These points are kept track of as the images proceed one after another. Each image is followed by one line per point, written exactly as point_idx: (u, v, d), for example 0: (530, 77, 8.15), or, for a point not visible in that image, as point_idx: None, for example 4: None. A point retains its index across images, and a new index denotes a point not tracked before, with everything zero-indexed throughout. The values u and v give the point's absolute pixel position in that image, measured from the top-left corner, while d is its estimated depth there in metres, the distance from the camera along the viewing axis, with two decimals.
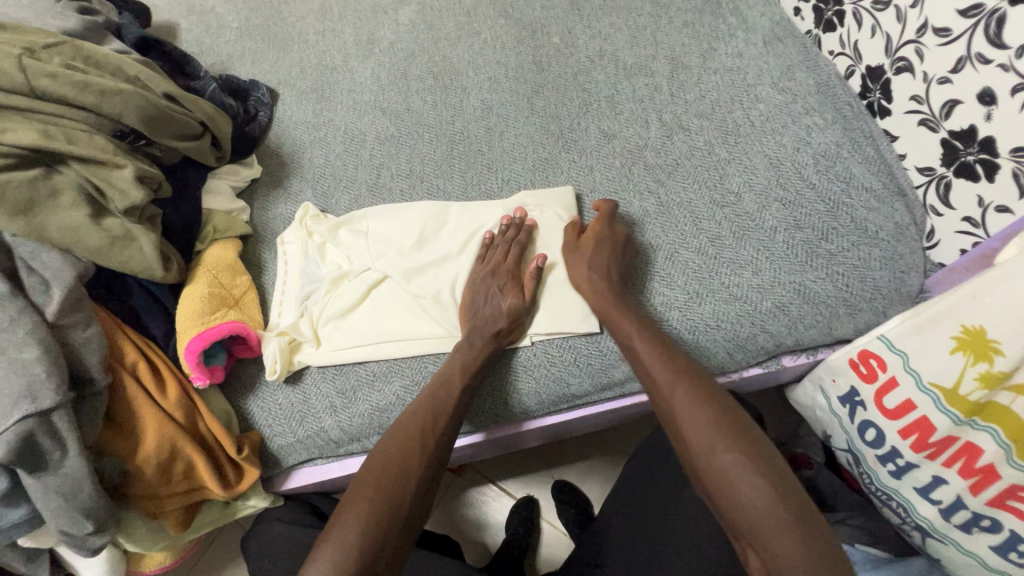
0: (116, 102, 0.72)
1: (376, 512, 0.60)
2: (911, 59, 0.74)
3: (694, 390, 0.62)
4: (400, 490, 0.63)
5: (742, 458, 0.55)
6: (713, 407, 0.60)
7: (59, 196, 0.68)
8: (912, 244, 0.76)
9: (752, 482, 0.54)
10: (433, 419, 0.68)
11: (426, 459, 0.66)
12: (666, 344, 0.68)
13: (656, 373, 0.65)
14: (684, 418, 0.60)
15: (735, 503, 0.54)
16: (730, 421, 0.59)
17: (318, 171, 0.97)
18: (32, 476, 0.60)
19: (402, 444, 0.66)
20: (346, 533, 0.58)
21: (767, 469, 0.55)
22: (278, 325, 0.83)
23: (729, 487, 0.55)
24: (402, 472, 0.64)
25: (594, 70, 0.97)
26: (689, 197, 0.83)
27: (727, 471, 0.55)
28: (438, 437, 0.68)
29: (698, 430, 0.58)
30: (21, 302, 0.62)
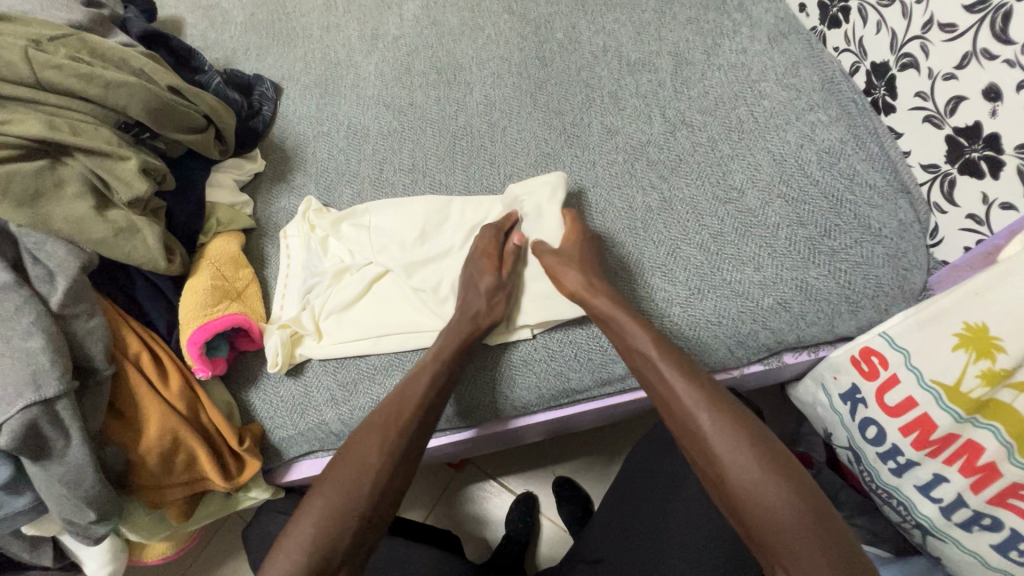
0: (121, 94, 0.73)
1: (330, 507, 0.60)
2: (916, 55, 0.74)
3: (719, 407, 0.61)
4: (356, 485, 0.62)
5: (775, 477, 0.56)
6: (739, 424, 0.59)
7: (63, 187, 0.68)
8: (915, 242, 0.76)
9: (787, 501, 0.54)
10: (398, 411, 0.68)
11: (386, 451, 0.64)
12: (681, 358, 0.66)
13: (676, 390, 0.63)
14: (710, 436, 0.59)
15: (772, 524, 0.54)
16: (759, 437, 0.59)
17: (322, 165, 0.97)
18: (36, 464, 0.61)
19: (364, 437, 0.66)
20: (300, 533, 0.59)
21: (797, 486, 0.55)
22: (280, 318, 0.83)
23: (762, 505, 0.55)
24: (359, 467, 0.63)
25: (598, 65, 0.97)
26: (692, 193, 0.83)
27: (762, 490, 0.55)
28: (400, 426, 0.66)
29: (731, 450, 0.58)
30: (26, 291, 0.63)
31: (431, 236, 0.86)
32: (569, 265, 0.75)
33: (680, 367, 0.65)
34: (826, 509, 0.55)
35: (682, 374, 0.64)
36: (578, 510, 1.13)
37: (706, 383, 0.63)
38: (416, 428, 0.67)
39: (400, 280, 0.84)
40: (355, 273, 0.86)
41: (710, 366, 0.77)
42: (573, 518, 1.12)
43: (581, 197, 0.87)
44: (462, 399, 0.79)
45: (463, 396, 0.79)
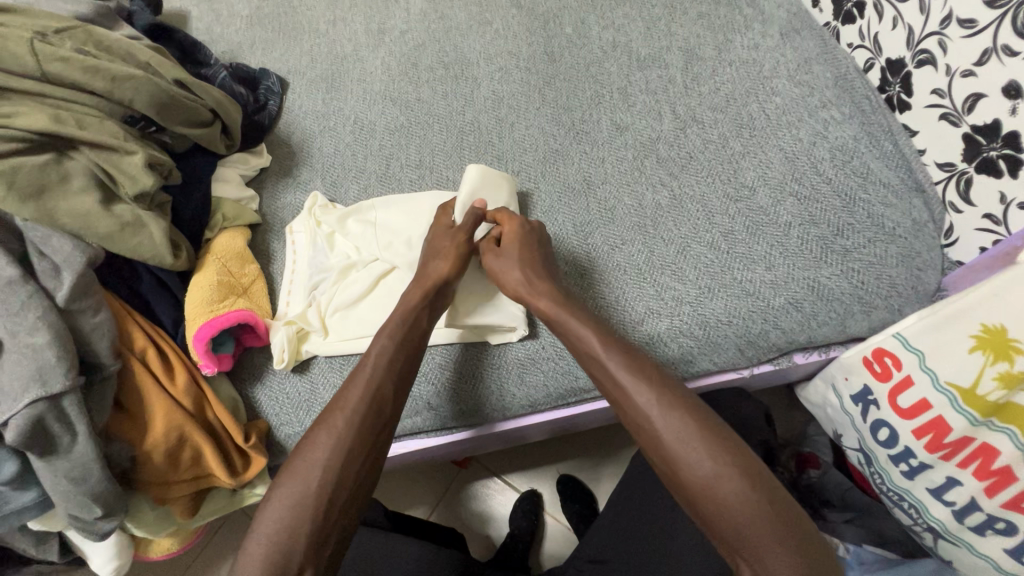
0: (127, 87, 0.73)
1: (283, 508, 0.56)
2: (934, 52, 0.73)
3: (669, 400, 0.57)
4: (305, 483, 0.57)
5: (730, 470, 0.53)
6: (691, 416, 0.56)
7: (69, 181, 0.68)
8: (930, 241, 0.75)
9: (744, 495, 0.52)
10: (347, 400, 0.63)
11: (334, 443, 0.59)
12: (628, 351, 0.62)
13: (625, 387, 0.59)
14: (662, 433, 0.56)
15: (732, 521, 0.52)
16: (711, 427, 0.56)
17: (328, 161, 0.97)
18: (43, 460, 0.60)
19: (314, 432, 0.61)
20: (256, 542, 0.55)
21: (754, 476, 0.53)
22: (286, 314, 0.83)
23: (721, 502, 0.52)
24: (308, 464, 0.58)
25: (607, 61, 0.96)
26: (703, 191, 0.82)
27: (718, 486, 0.52)
28: (348, 416, 0.61)
29: (684, 446, 0.54)
30: (32, 286, 0.62)
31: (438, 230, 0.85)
32: (512, 266, 0.73)
33: (629, 364, 0.60)
34: (781, 495, 0.53)
35: (630, 369, 0.60)
36: (582, 508, 1.13)
37: (654, 376, 0.59)
38: (368, 415, 0.62)
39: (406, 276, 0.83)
40: (361, 269, 0.85)
41: (718, 365, 0.77)
42: (577, 517, 1.12)
43: (588, 193, 0.86)
44: (468, 398, 0.78)
45: (468, 394, 0.78)
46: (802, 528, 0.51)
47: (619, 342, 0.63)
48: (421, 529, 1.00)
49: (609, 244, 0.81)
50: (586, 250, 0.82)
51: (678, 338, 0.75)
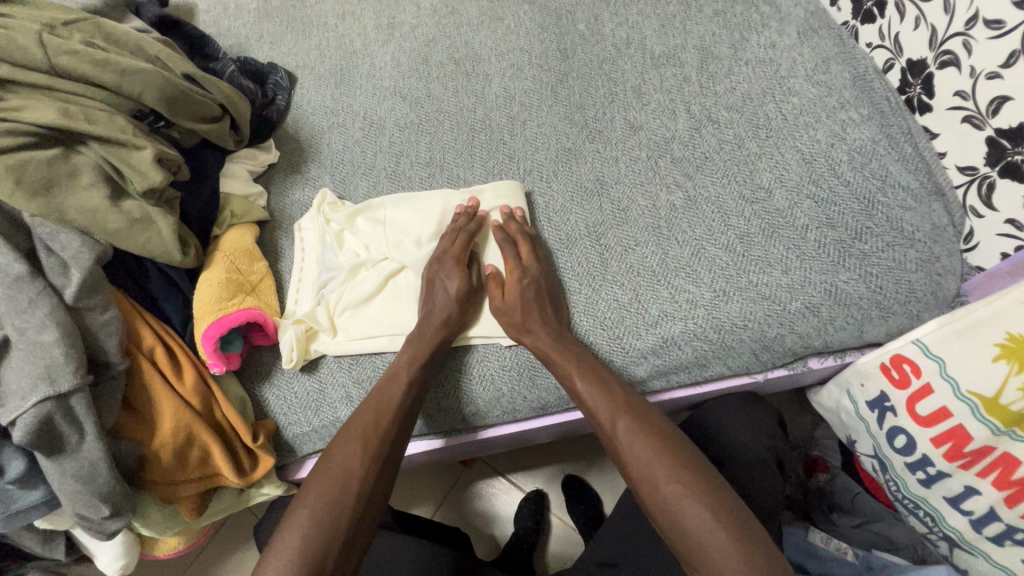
0: (136, 81, 0.71)
1: (319, 513, 0.59)
2: (958, 52, 0.71)
3: (637, 425, 0.64)
4: (342, 495, 0.60)
5: (689, 488, 0.58)
6: (658, 440, 0.62)
7: (78, 176, 0.67)
8: (949, 246, 0.74)
9: (701, 511, 0.56)
10: (377, 420, 0.67)
11: (368, 459, 0.63)
12: (607, 380, 0.68)
13: (598, 412, 0.66)
14: (629, 454, 0.63)
15: (691, 535, 0.56)
16: (676, 450, 0.62)
17: (337, 157, 0.96)
18: (51, 460, 0.60)
19: (347, 443, 0.65)
20: (287, 545, 0.57)
21: (713, 495, 0.58)
22: (295, 312, 0.82)
23: (681, 518, 0.57)
24: (346, 476, 0.62)
25: (621, 59, 0.94)
26: (718, 191, 0.81)
27: (679, 512, 0.57)
28: (382, 434, 0.66)
29: (648, 466, 0.61)
30: (40, 283, 0.61)
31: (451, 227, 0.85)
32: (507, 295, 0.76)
33: (610, 400, 0.66)
34: (745, 524, 0.56)
35: (604, 396, 0.67)
36: (588, 509, 1.12)
37: (627, 404, 0.66)
38: (399, 437, 0.67)
39: (416, 276, 0.83)
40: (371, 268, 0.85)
41: (731, 369, 0.76)
42: (583, 518, 1.11)
43: (602, 193, 0.85)
44: (478, 399, 0.77)
45: (479, 395, 0.77)
46: (761, 543, 0.55)
47: (599, 370, 0.69)
48: (424, 526, 0.99)
49: (620, 245, 0.80)
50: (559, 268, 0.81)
51: (692, 341, 0.74)
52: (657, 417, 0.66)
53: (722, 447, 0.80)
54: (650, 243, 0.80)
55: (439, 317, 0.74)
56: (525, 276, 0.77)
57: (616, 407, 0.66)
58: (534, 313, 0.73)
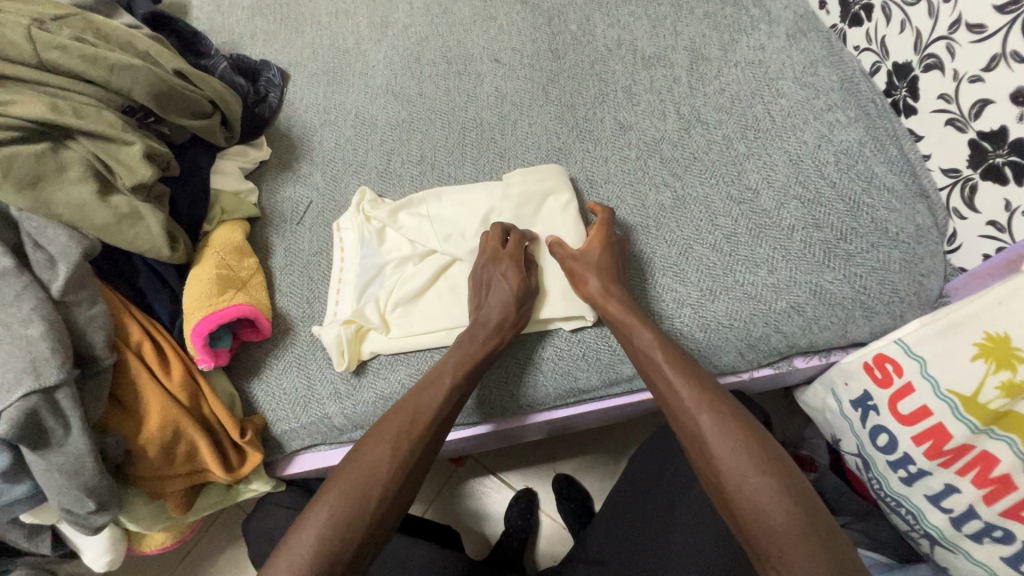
0: (125, 76, 0.71)
1: (342, 513, 0.58)
2: (942, 56, 0.72)
3: (720, 414, 0.60)
4: (365, 500, 0.59)
5: (775, 483, 0.55)
6: (743, 431, 0.59)
7: (66, 171, 0.67)
8: (932, 248, 0.74)
9: (786, 507, 0.54)
10: (414, 425, 0.65)
11: (397, 463, 0.62)
12: (688, 361, 0.66)
13: (679, 390, 0.63)
14: (710, 437, 0.59)
15: (773, 532, 0.53)
16: (756, 438, 0.58)
17: (328, 155, 0.96)
18: (36, 453, 0.60)
19: (379, 443, 0.63)
20: (303, 542, 0.56)
21: (797, 492, 0.55)
22: (341, 313, 0.81)
23: (762, 512, 0.54)
24: (373, 477, 0.61)
25: (612, 59, 0.95)
26: (705, 191, 0.81)
27: (760, 498, 0.55)
28: (417, 438, 0.65)
29: (729, 450, 0.58)
30: (27, 277, 0.61)
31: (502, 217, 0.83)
32: (589, 275, 0.73)
33: (694, 380, 0.63)
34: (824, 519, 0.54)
35: (685, 381, 0.63)
36: (578, 507, 1.12)
37: (707, 392, 0.62)
38: (430, 443, 0.66)
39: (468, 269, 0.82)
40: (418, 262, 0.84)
41: (719, 367, 0.76)
42: (572, 516, 1.12)
43: (606, 188, 0.85)
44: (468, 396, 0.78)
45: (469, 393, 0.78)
46: (842, 547, 0.52)
47: (680, 357, 0.66)
48: (419, 526, 0.98)
49: (644, 235, 0.81)
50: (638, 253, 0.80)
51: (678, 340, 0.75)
52: (736, 405, 0.62)
53: None
54: (697, 232, 0.79)
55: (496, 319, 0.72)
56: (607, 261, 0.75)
57: (699, 388, 0.63)
58: (615, 291, 0.72)
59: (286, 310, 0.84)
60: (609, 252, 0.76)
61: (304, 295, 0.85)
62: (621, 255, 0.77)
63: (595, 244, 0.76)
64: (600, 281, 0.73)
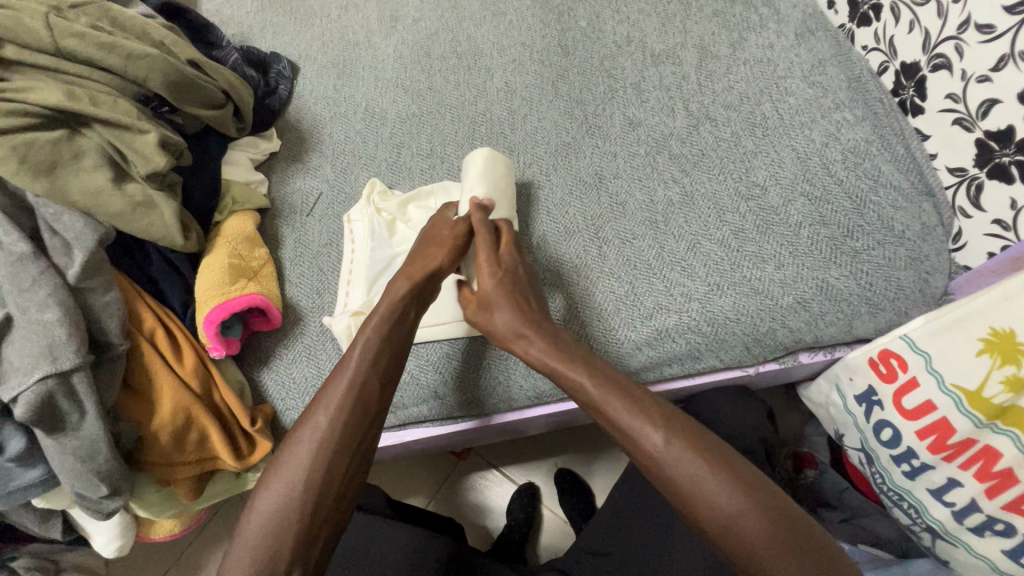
0: (141, 65, 0.72)
1: (268, 530, 0.54)
2: (950, 56, 0.73)
3: (672, 436, 0.56)
4: (288, 502, 0.55)
5: (751, 504, 0.52)
6: (702, 453, 0.55)
7: (82, 158, 0.67)
8: (938, 245, 0.75)
9: (765, 528, 0.51)
10: (325, 406, 0.59)
11: (314, 460, 0.57)
12: (627, 387, 0.60)
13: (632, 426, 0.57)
14: (675, 472, 0.54)
15: (753, 557, 0.51)
16: (720, 456, 0.55)
17: (338, 147, 0.96)
18: (51, 437, 0.60)
19: (293, 436, 0.59)
20: (240, 557, 0.53)
21: (760, 496, 0.52)
22: (350, 306, 0.81)
23: (736, 537, 0.51)
24: (292, 474, 0.56)
25: (621, 56, 0.95)
26: (713, 188, 0.82)
27: (741, 524, 0.51)
28: (331, 417, 0.59)
29: (698, 480, 0.53)
30: (44, 263, 0.62)
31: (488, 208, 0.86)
32: (494, 310, 0.69)
33: (640, 409, 0.58)
34: (799, 522, 0.52)
35: (626, 407, 0.58)
36: (580, 501, 1.13)
37: (654, 413, 0.57)
38: (349, 420, 0.59)
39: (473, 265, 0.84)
40: None
41: (724, 361, 0.78)
42: (574, 510, 1.13)
43: (556, 208, 0.86)
44: (477, 389, 0.79)
45: (478, 384, 0.79)
46: (817, 549, 0.51)
47: (613, 380, 0.61)
48: (424, 516, 0.99)
49: (558, 258, 0.82)
50: (548, 280, 0.81)
51: (686, 333, 0.75)
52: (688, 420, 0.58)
53: None
54: (699, 228, 0.80)
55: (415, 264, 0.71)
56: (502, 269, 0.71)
57: (649, 416, 0.57)
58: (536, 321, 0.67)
59: (296, 300, 0.85)
60: (498, 253, 0.73)
61: (314, 286, 0.85)
62: (521, 266, 0.74)
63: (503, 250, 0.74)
64: (507, 314, 0.68)
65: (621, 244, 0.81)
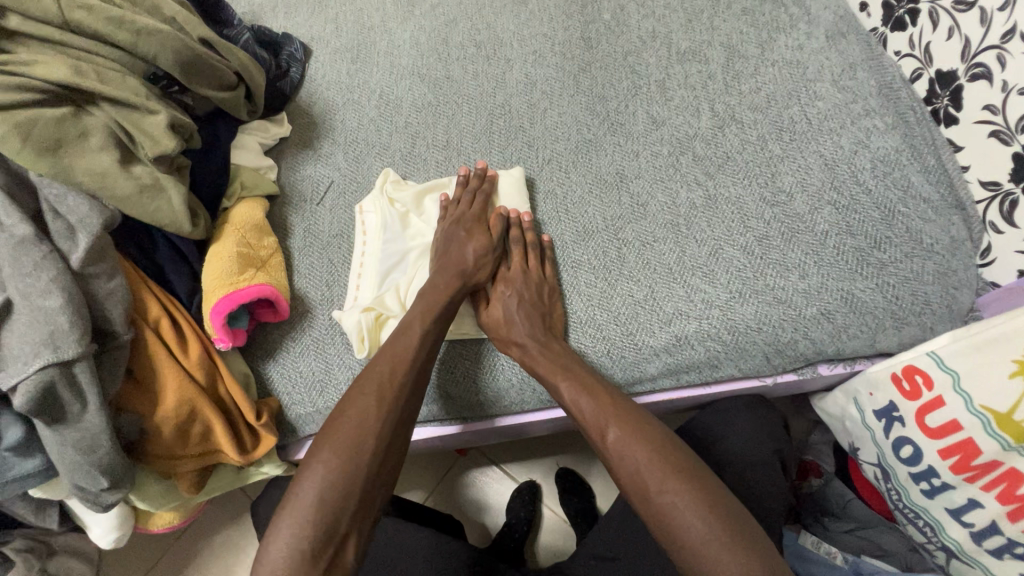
0: (152, 42, 0.69)
1: (334, 474, 0.56)
2: (991, 66, 0.71)
3: (628, 431, 0.63)
4: (358, 447, 0.58)
5: (685, 498, 0.57)
6: (655, 450, 0.61)
7: (87, 138, 0.64)
8: (967, 260, 0.73)
9: (696, 521, 0.56)
10: (390, 376, 0.64)
11: (385, 412, 0.61)
12: (596, 388, 0.68)
13: (591, 421, 0.66)
14: (621, 463, 0.62)
15: (691, 548, 0.55)
16: (668, 455, 0.61)
17: (350, 135, 0.94)
18: (51, 429, 0.58)
19: (360, 398, 0.62)
20: (308, 499, 0.55)
21: (699, 490, 0.58)
22: (358, 301, 0.79)
23: (676, 530, 0.56)
24: (362, 425, 0.59)
25: (646, 52, 0.93)
26: (738, 192, 0.80)
27: (675, 516, 0.57)
28: (396, 386, 0.63)
29: (639, 472, 0.60)
30: (46, 247, 0.59)
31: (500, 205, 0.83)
32: (514, 321, 0.73)
33: (602, 406, 0.66)
34: (736, 521, 0.56)
35: (594, 404, 0.66)
36: (582, 503, 1.12)
37: (618, 410, 0.65)
38: (409, 392, 0.64)
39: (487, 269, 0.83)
40: None
41: (743, 371, 0.76)
42: (576, 511, 1.11)
43: (564, 212, 0.83)
44: (487, 390, 0.77)
45: (489, 385, 0.77)
46: (759, 551, 0.54)
47: (588, 380, 0.68)
48: (426, 514, 0.97)
49: (570, 262, 0.80)
50: (560, 283, 0.79)
51: (704, 341, 0.74)
52: (645, 417, 0.65)
53: (727, 448, 0.80)
54: (723, 233, 0.78)
55: (471, 262, 0.75)
56: (527, 285, 0.76)
57: (609, 412, 0.65)
58: (536, 330, 0.72)
59: (304, 292, 0.82)
60: (530, 280, 0.76)
61: (323, 277, 0.83)
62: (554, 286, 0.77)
63: (531, 266, 0.78)
64: (526, 328, 0.72)
65: (639, 247, 0.79)
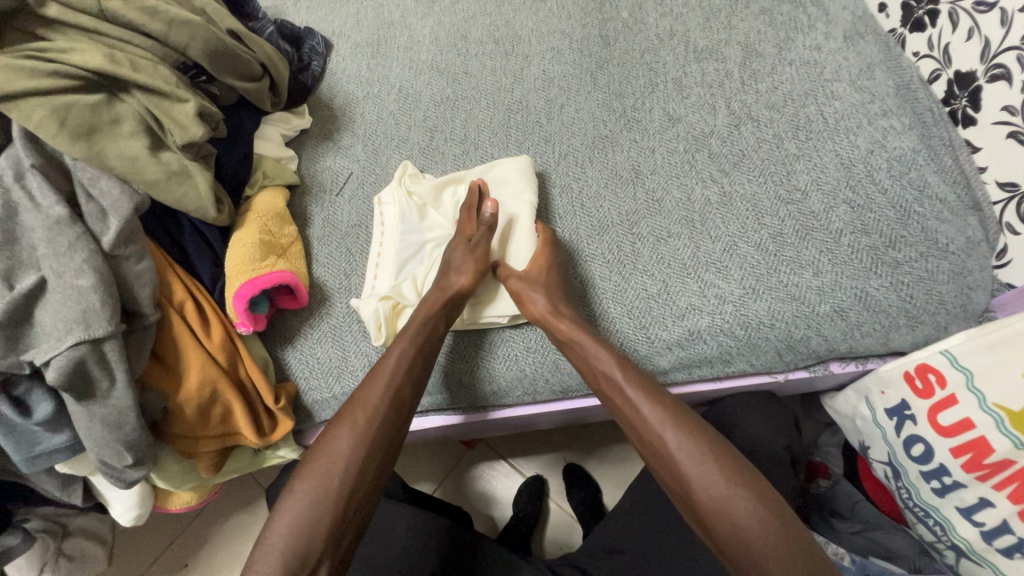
0: (183, 32, 0.71)
1: (303, 508, 0.58)
2: (1010, 67, 0.71)
3: (683, 424, 0.61)
4: (326, 480, 0.60)
5: (743, 492, 0.56)
6: (709, 444, 0.60)
7: (120, 124, 0.67)
8: (983, 261, 0.73)
9: (755, 515, 0.55)
10: (365, 405, 0.65)
11: (355, 443, 0.62)
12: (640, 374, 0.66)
13: (644, 409, 0.63)
14: (675, 454, 0.60)
15: (747, 542, 0.55)
16: (721, 447, 0.60)
17: (370, 128, 0.95)
18: (80, 404, 0.60)
19: (334, 430, 0.63)
20: (278, 534, 0.57)
21: (753, 484, 0.57)
22: (376, 290, 0.80)
23: (733, 522, 0.56)
24: (331, 466, 0.61)
25: (664, 49, 0.93)
26: (754, 189, 0.80)
27: (733, 509, 0.56)
28: (370, 416, 0.64)
29: (696, 463, 0.59)
30: (80, 228, 0.61)
31: (501, 196, 0.84)
32: (535, 287, 0.73)
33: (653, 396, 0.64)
34: (789, 516, 0.56)
35: (648, 393, 0.64)
36: (589, 499, 1.12)
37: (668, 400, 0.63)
38: (385, 420, 0.65)
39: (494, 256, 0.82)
40: None
41: (754, 367, 0.77)
42: (583, 507, 1.12)
43: (580, 206, 0.84)
44: (501, 381, 0.78)
45: (501, 374, 0.77)
46: (809, 545, 0.55)
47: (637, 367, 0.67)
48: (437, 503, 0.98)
49: (586, 255, 0.81)
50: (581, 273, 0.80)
51: (717, 335, 0.74)
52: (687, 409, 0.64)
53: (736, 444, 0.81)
54: (737, 231, 0.78)
55: (454, 285, 0.74)
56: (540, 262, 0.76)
57: (660, 402, 0.63)
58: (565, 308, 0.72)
59: (322, 280, 0.84)
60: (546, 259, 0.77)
61: (341, 267, 0.84)
62: (553, 271, 0.76)
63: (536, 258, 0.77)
64: (546, 297, 0.72)
65: (653, 242, 0.80)
